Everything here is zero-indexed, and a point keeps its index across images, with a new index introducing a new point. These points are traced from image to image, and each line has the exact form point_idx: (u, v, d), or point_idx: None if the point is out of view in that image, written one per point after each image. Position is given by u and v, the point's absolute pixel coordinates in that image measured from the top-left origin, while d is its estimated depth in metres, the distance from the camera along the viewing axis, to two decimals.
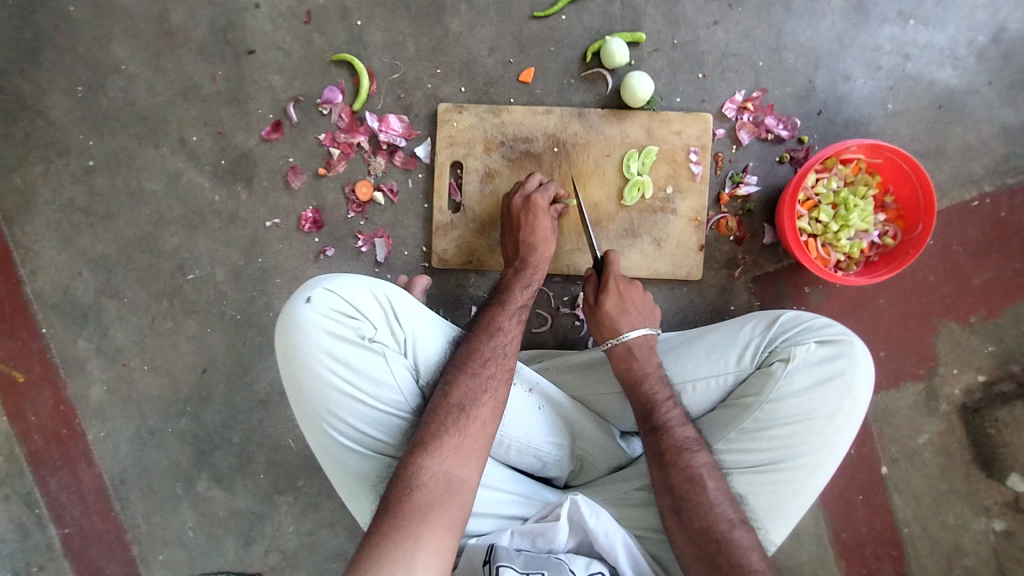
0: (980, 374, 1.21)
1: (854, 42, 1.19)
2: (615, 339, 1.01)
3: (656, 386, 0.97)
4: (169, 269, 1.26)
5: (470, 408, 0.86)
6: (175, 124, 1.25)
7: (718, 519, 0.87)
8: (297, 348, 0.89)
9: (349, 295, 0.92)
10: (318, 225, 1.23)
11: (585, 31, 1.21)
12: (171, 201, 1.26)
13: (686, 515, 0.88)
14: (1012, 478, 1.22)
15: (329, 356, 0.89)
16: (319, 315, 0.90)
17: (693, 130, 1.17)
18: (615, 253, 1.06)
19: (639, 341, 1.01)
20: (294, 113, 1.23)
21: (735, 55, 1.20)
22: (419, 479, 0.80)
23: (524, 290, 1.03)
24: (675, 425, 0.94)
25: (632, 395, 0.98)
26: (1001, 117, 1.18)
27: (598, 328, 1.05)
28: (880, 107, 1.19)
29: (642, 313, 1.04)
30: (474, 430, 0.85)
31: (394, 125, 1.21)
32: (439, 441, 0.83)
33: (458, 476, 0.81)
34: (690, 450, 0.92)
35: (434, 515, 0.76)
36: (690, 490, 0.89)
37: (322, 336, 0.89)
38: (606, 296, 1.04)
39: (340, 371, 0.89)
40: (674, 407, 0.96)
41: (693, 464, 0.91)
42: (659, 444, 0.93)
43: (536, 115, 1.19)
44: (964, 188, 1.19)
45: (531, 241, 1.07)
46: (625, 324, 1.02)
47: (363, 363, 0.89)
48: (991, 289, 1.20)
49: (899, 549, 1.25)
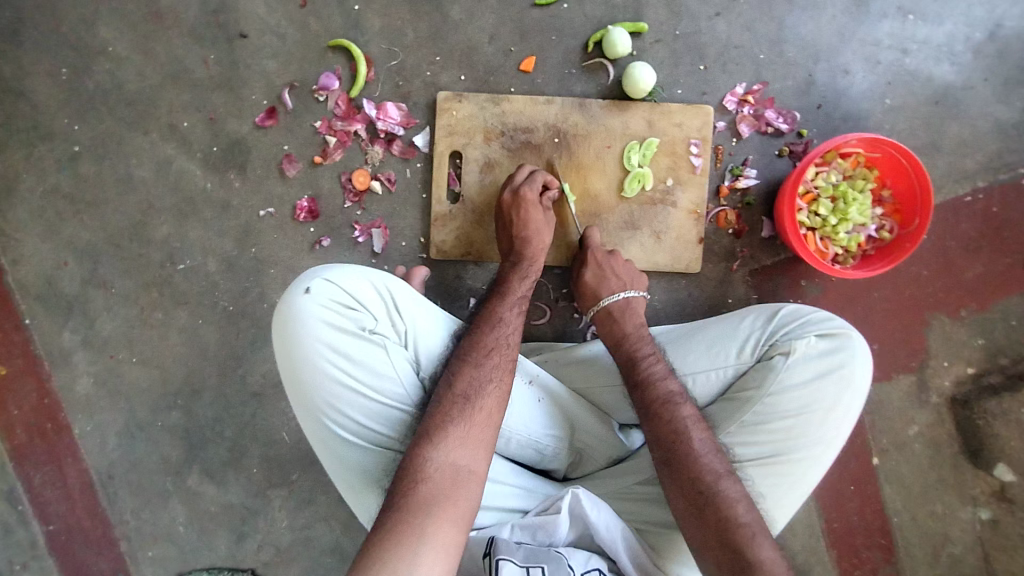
0: (970, 366, 1.24)
1: (854, 36, 1.20)
2: (597, 304, 1.08)
3: (640, 343, 1.01)
4: (159, 259, 1.23)
5: (476, 398, 0.85)
6: (165, 110, 1.22)
7: (705, 469, 0.87)
8: (295, 340, 0.87)
9: (348, 286, 0.90)
10: (313, 215, 1.21)
11: (587, 20, 1.19)
12: (161, 188, 1.22)
13: (674, 466, 0.89)
14: (998, 468, 1.25)
15: (328, 347, 0.87)
16: (319, 307, 0.88)
17: (693, 122, 1.17)
18: (589, 228, 1.13)
19: (620, 305, 1.06)
20: (289, 100, 1.20)
21: (737, 48, 1.20)
22: (425, 471, 0.78)
23: (522, 282, 1.03)
24: (658, 379, 0.96)
25: (617, 353, 1.03)
26: (995, 113, 1.20)
27: (583, 297, 1.11)
28: (878, 102, 1.20)
29: (622, 278, 1.10)
30: (480, 419, 0.84)
31: (392, 113, 1.19)
32: (445, 432, 0.82)
33: (465, 466, 0.80)
34: (675, 402, 0.94)
35: (438, 509, 0.75)
36: (677, 440, 0.90)
37: (321, 328, 0.87)
38: (585, 265, 1.12)
39: (340, 363, 0.87)
40: (664, 368, 0.98)
41: (679, 415, 0.92)
42: (645, 398, 0.95)
43: (536, 105, 1.17)
44: (958, 183, 1.21)
45: (525, 235, 1.06)
46: (607, 290, 1.08)
47: (364, 356, 0.87)
48: (982, 282, 1.22)
49: (888, 538, 1.28)
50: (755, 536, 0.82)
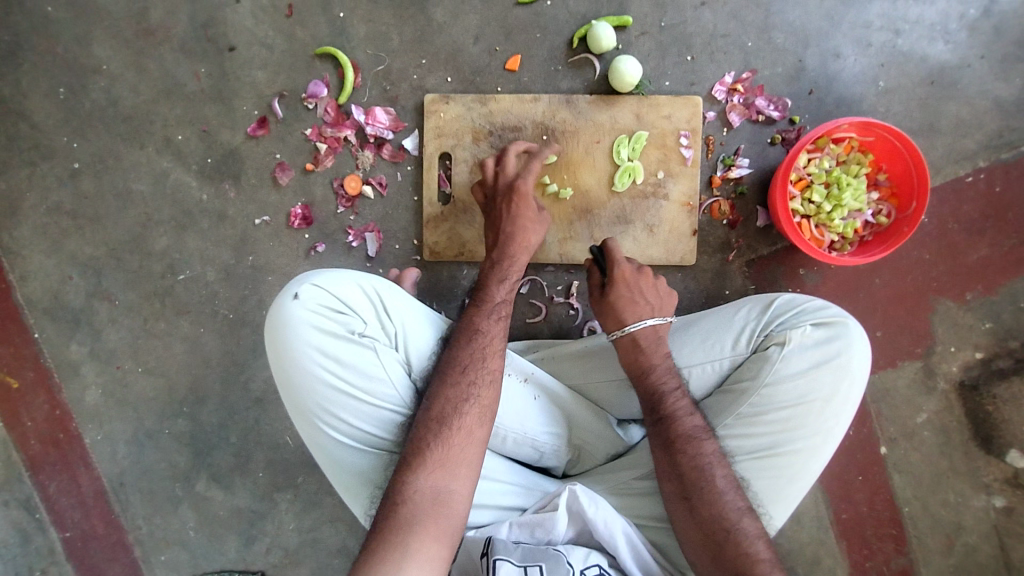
0: (978, 351, 1.21)
1: (844, 19, 1.17)
2: (620, 330, 1.01)
3: (664, 377, 0.96)
4: (160, 270, 1.26)
5: (452, 419, 0.85)
6: (160, 124, 1.24)
7: (727, 507, 0.86)
8: (285, 345, 0.87)
9: (337, 290, 0.90)
10: (307, 221, 1.22)
11: (570, 16, 1.18)
12: (159, 201, 1.25)
13: (693, 501, 0.87)
14: (1011, 455, 1.22)
15: (319, 351, 0.87)
16: (308, 311, 0.88)
17: (683, 113, 1.15)
18: (615, 242, 1.04)
19: (646, 334, 0.99)
20: (279, 109, 1.22)
21: (724, 36, 1.17)
22: (405, 494, 0.79)
23: (501, 286, 1.00)
24: (683, 413, 0.93)
25: (640, 385, 0.97)
26: (994, 91, 1.17)
27: (604, 317, 1.04)
28: (872, 84, 1.17)
29: (648, 303, 1.02)
30: (459, 439, 0.83)
31: (381, 118, 1.20)
32: (423, 456, 0.82)
33: (445, 488, 0.80)
34: (698, 437, 0.91)
35: (421, 527, 0.76)
36: (699, 478, 0.88)
37: (311, 332, 0.87)
38: (608, 285, 1.04)
39: (330, 367, 0.87)
40: (682, 393, 0.96)
41: (702, 451, 0.90)
42: (668, 432, 0.92)
43: (523, 103, 1.17)
44: (958, 164, 1.18)
45: (509, 231, 1.04)
46: (631, 314, 1.01)
47: (354, 358, 0.87)
48: (988, 265, 1.19)
49: (899, 528, 1.26)
50: (773, 570, 0.82)
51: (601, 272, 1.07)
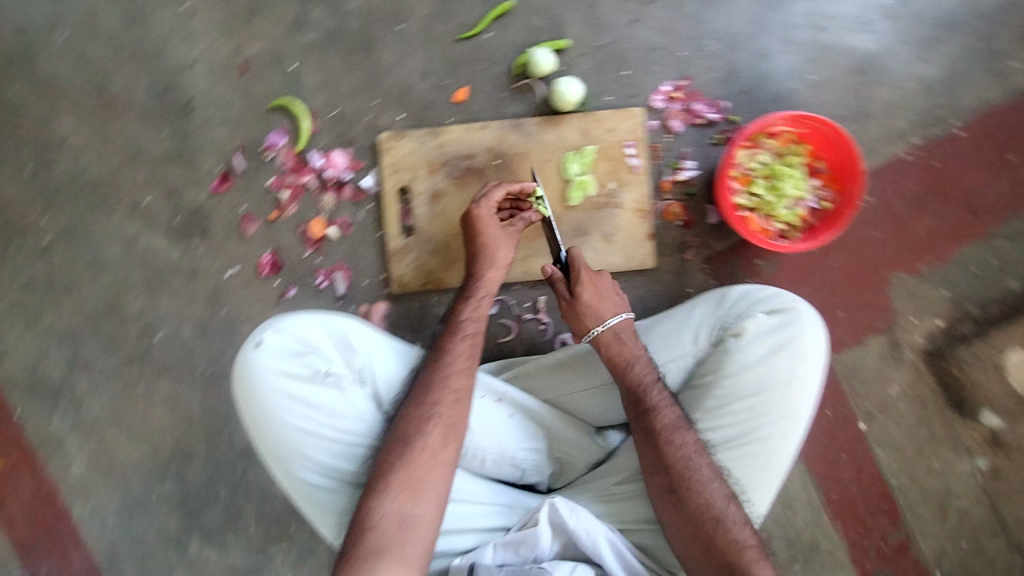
0: (939, 319, 1.24)
1: (768, 20, 1.23)
2: (599, 326, 1.01)
3: (643, 370, 0.97)
4: (136, 333, 1.27)
5: (417, 440, 0.86)
6: (126, 190, 1.27)
7: (711, 496, 0.89)
8: (251, 393, 0.89)
9: (298, 333, 0.92)
10: (276, 268, 1.25)
11: (511, 45, 1.23)
12: (130, 265, 1.27)
13: (679, 494, 0.89)
14: (985, 415, 1.24)
15: (285, 396, 0.88)
16: (269, 358, 0.89)
17: (625, 125, 1.20)
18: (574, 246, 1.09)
19: (622, 325, 1.01)
20: (240, 163, 1.25)
21: (658, 49, 1.23)
22: (373, 518, 0.82)
23: (470, 304, 1.01)
24: (664, 405, 0.95)
25: (622, 380, 0.98)
26: (917, 72, 1.24)
27: (579, 321, 1.03)
28: (802, 78, 1.23)
29: (615, 294, 1.05)
30: (423, 461, 0.85)
31: (338, 161, 1.24)
32: (389, 478, 0.84)
33: (411, 512, 0.82)
34: (679, 428, 0.93)
35: (388, 554, 0.79)
36: (686, 468, 0.90)
37: (275, 378, 0.88)
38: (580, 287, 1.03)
39: (298, 409, 0.89)
40: (660, 384, 0.97)
41: (684, 442, 0.92)
42: (651, 424, 0.93)
43: (473, 131, 1.21)
44: (893, 143, 1.24)
45: (477, 250, 1.04)
46: (604, 310, 1.02)
47: (321, 398, 0.89)
48: (935, 235, 1.24)
49: (890, 501, 1.27)
50: (758, 559, 0.84)
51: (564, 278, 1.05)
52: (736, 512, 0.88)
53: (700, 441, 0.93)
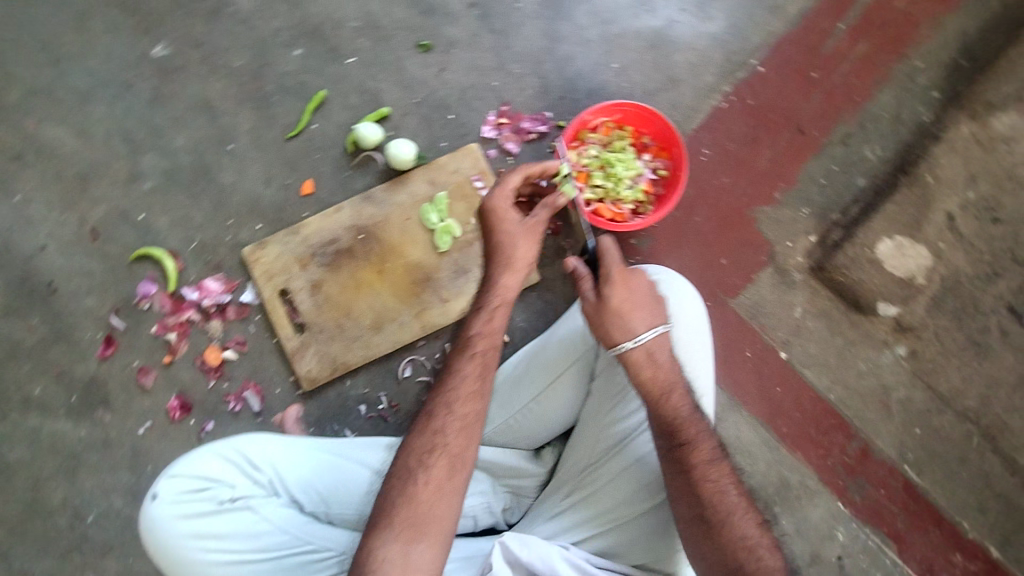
0: (810, 235, 1.32)
1: (560, 30, 1.33)
2: (630, 342, 0.94)
3: (680, 400, 0.94)
4: (67, 522, 1.24)
5: (421, 473, 0.86)
6: (15, 387, 1.25)
7: (742, 527, 0.86)
8: (162, 545, 0.90)
9: (193, 471, 0.92)
10: (186, 408, 1.25)
11: (338, 128, 1.29)
12: (42, 458, 1.25)
13: (708, 524, 0.87)
14: (883, 306, 1.30)
15: (195, 537, 0.90)
16: (169, 506, 0.90)
17: (466, 163, 1.27)
18: (608, 239, 0.98)
19: (658, 339, 0.95)
20: (119, 322, 1.25)
21: (472, 87, 1.30)
22: (375, 564, 0.81)
23: (478, 319, 0.97)
24: (701, 438, 0.92)
25: (659, 411, 0.93)
26: (705, 30, 1.34)
27: (601, 328, 0.97)
28: (608, 69, 1.33)
29: (651, 303, 0.97)
30: (428, 496, 0.85)
31: (213, 287, 1.26)
32: (391, 518, 0.83)
33: (416, 552, 0.81)
34: (714, 461, 0.91)
35: None
36: (719, 499, 0.88)
37: (180, 523, 0.89)
38: (609, 288, 0.96)
39: (213, 545, 0.90)
40: (697, 416, 0.94)
41: (720, 474, 0.90)
42: (689, 457, 0.90)
43: (330, 217, 1.26)
44: (709, 97, 1.33)
45: (497, 242, 0.98)
46: (638, 322, 0.95)
47: (232, 526, 0.91)
48: (777, 163, 1.32)
49: (837, 416, 1.31)
50: None
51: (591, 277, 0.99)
52: (767, 543, 0.86)
53: (734, 474, 0.92)
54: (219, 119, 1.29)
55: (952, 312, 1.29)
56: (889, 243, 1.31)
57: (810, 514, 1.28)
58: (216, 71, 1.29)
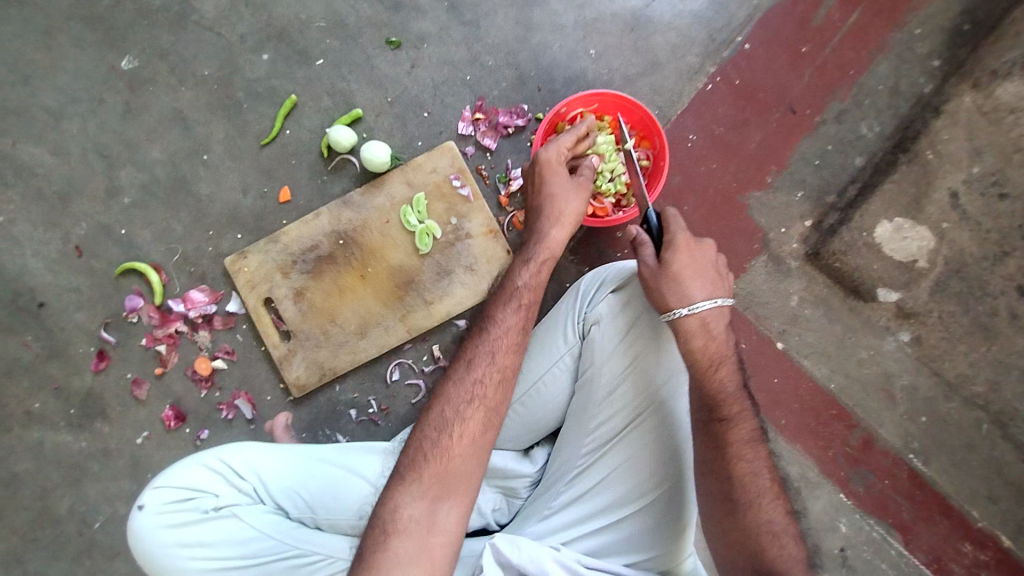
0: (806, 220, 1.26)
1: (533, 17, 1.27)
2: (686, 308, 0.92)
3: (725, 377, 0.91)
4: (74, 530, 1.27)
5: (454, 427, 0.85)
6: (14, 402, 1.28)
7: (769, 513, 0.83)
8: (148, 556, 0.90)
9: (177, 480, 0.92)
10: (181, 418, 1.26)
11: (312, 133, 1.27)
12: (46, 469, 1.28)
13: (737, 505, 0.84)
14: (883, 293, 1.25)
15: (181, 546, 0.90)
16: (154, 516, 0.90)
17: (444, 162, 1.24)
18: (671, 209, 0.99)
19: (715, 313, 0.93)
20: (110, 336, 1.27)
21: (445, 83, 1.27)
22: (399, 522, 0.80)
23: (524, 269, 1.00)
24: (742, 418, 0.89)
25: (704, 381, 0.92)
26: (686, 8, 1.28)
27: (660, 292, 0.94)
28: (585, 55, 1.27)
29: (712, 275, 0.96)
30: (460, 451, 0.84)
31: (198, 298, 1.26)
32: (419, 474, 0.82)
33: (443, 511, 0.81)
34: (751, 443, 0.88)
35: (415, 561, 0.77)
36: (751, 481, 0.85)
37: (165, 533, 0.90)
38: (672, 251, 0.95)
39: (199, 554, 0.90)
40: (741, 396, 0.91)
41: (756, 456, 0.87)
42: (726, 434, 0.88)
43: (309, 223, 1.24)
44: (693, 79, 1.27)
45: (542, 197, 1.04)
46: (698, 290, 0.94)
47: (217, 534, 0.90)
48: (768, 146, 1.26)
49: (838, 406, 1.26)
50: None
51: (653, 245, 0.98)
52: (792, 534, 0.83)
53: (770, 459, 0.88)
54: (192, 130, 1.28)
55: (958, 295, 1.23)
56: (888, 225, 1.24)
57: (812, 506, 1.25)
58: (186, 81, 1.28)
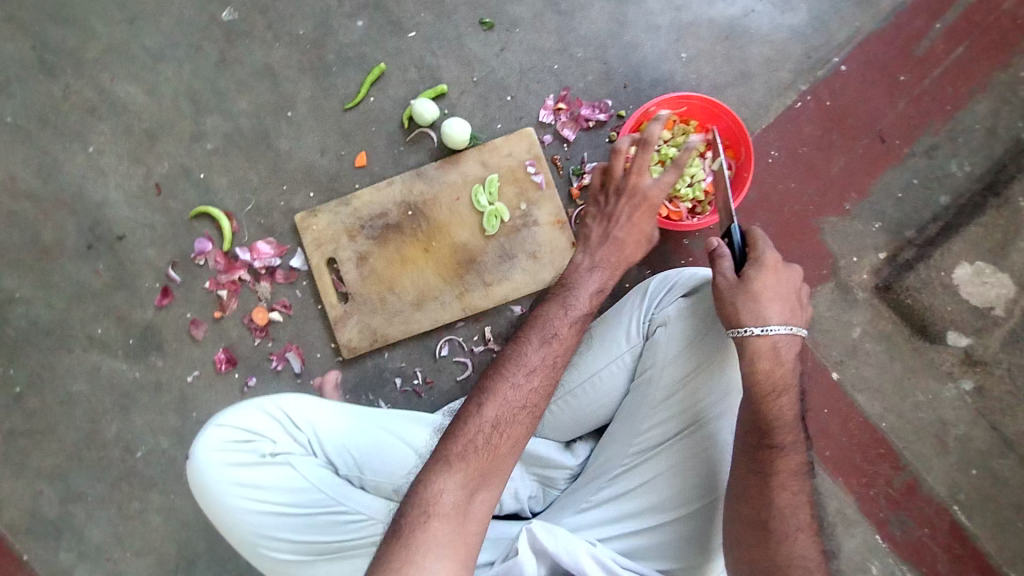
0: (880, 252, 1.23)
1: (629, 14, 1.27)
2: (759, 329, 0.89)
3: (783, 404, 0.89)
4: (118, 455, 1.32)
5: (505, 426, 0.85)
6: (79, 326, 1.33)
7: (803, 548, 0.82)
8: (204, 491, 0.93)
9: (240, 422, 0.95)
10: (232, 362, 1.30)
11: (395, 103, 1.29)
12: (99, 393, 1.32)
13: (773, 535, 0.83)
14: (951, 336, 1.22)
15: (237, 486, 0.92)
16: (214, 454, 0.93)
17: (521, 147, 1.24)
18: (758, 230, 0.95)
19: (787, 339, 0.90)
20: (176, 275, 1.31)
21: (531, 69, 1.27)
22: (439, 505, 0.79)
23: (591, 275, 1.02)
24: (790, 448, 0.88)
25: (761, 409, 0.89)
26: (786, 23, 1.26)
27: (736, 308, 0.91)
28: (676, 59, 1.26)
29: (792, 301, 0.92)
30: (506, 449, 0.84)
31: (265, 250, 1.29)
32: (465, 464, 0.82)
33: (477, 501, 0.81)
34: (800, 474, 0.86)
35: (451, 547, 0.77)
36: (789, 513, 0.84)
37: (224, 471, 0.92)
38: (756, 268, 0.92)
39: (252, 495, 0.93)
40: (796, 426, 0.89)
41: (800, 488, 0.86)
42: (775, 463, 0.86)
43: (381, 191, 1.26)
44: (783, 95, 1.25)
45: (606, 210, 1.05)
46: (774, 313, 0.90)
47: (272, 479, 0.93)
48: (851, 172, 1.24)
49: (886, 445, 1.23)
50: None
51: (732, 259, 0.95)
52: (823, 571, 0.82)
53: (811, 494, 0.87)
54: (280, 86, 1.31)
55: None
56: (968, 267, 1.21)
57: (844, 543, 1.22)
58: (282, 38, 1.31)
